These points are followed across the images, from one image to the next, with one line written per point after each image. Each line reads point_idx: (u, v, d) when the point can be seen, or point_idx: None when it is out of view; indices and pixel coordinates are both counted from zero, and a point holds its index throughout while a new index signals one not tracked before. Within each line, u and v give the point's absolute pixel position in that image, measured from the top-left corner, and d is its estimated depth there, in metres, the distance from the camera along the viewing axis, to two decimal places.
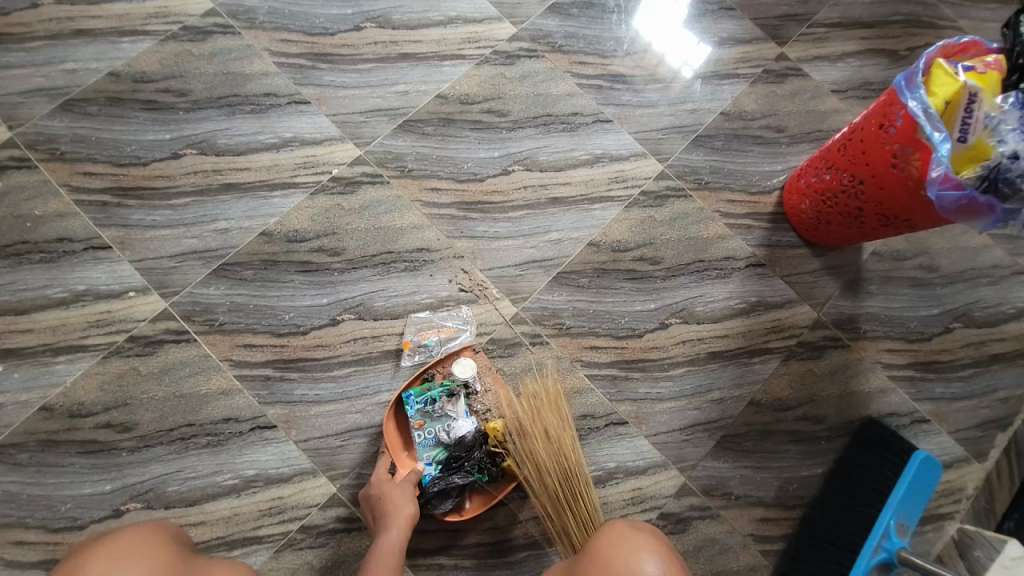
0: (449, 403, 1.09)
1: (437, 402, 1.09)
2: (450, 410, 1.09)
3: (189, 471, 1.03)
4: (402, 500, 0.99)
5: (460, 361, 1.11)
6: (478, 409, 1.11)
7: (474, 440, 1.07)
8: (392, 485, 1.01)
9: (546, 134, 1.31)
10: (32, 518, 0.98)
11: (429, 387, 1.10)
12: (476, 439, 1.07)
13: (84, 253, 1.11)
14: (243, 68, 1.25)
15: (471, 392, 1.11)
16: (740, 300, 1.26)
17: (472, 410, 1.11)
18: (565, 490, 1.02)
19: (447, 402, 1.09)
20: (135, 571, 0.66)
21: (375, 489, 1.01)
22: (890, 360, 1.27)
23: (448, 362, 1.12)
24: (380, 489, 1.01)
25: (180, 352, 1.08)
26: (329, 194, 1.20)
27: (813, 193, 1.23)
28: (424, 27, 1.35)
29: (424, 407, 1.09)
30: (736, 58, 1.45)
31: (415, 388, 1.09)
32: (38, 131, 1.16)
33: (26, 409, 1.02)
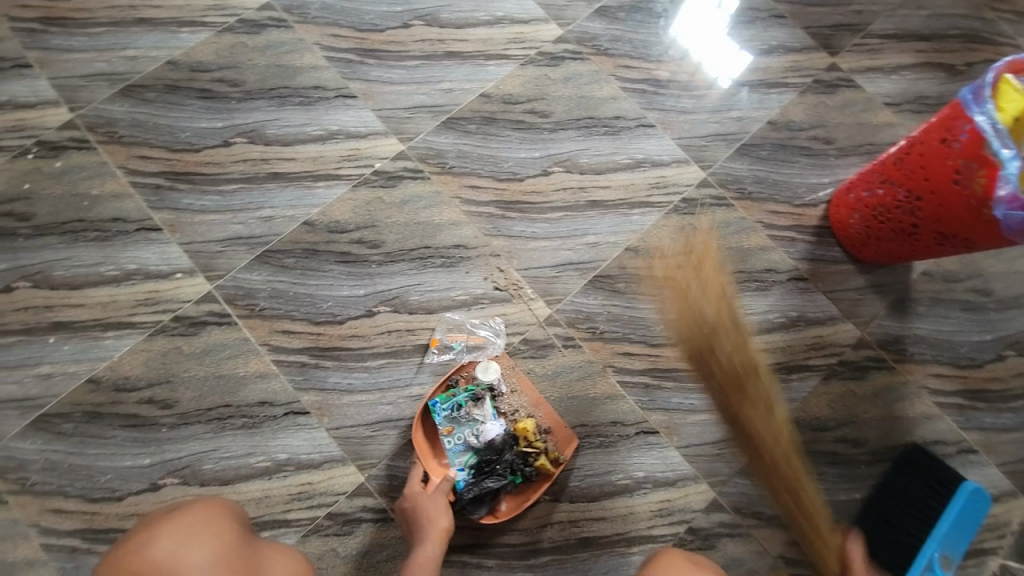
0: (476, 408, 1.10)
1: (463, 408, 1.10)
2: (478, 415, 1.10)
3: (224, 450, 1.05)
4: (436, 513, 1.00)
5: (485, 365, 1.12)
6: (505, 412, 1.11)
7: (503, 443, 1.07)
8: (425, 497, 1.01)
9: (587, 136, 1.31)
10: (72, 487, 1.01)
11: (455, 393, 1.10)
12: (506, 441, 1.07)
13: (136, 233, 1.14)
14: (294, 61, 1.29)
15: (495, 397, 1.12)
16: (780, 314, 1.23)
17: (499, 412, 1.11)
18: (713, 337, 1.00)
19: (473, 407, 1.10)
20: (194, 542, 0.71)
21: (409, 500, 1.01)
22: (937, 385, 1.22)
23: (472, 367, 1.12)
24: (413, 501, 1.01)
25: (221, 334, 1.11)
26: (371, 187, 1.22)
27: (862, 208, 1.19)
28: (471, 26, 1.36)
29: (451, 414, 1.09)
30: (786, 66, 1.42)
31: (441, 396, 1.09)
32: (98, 115, 1.21)
33: (74, 380, 1.06)
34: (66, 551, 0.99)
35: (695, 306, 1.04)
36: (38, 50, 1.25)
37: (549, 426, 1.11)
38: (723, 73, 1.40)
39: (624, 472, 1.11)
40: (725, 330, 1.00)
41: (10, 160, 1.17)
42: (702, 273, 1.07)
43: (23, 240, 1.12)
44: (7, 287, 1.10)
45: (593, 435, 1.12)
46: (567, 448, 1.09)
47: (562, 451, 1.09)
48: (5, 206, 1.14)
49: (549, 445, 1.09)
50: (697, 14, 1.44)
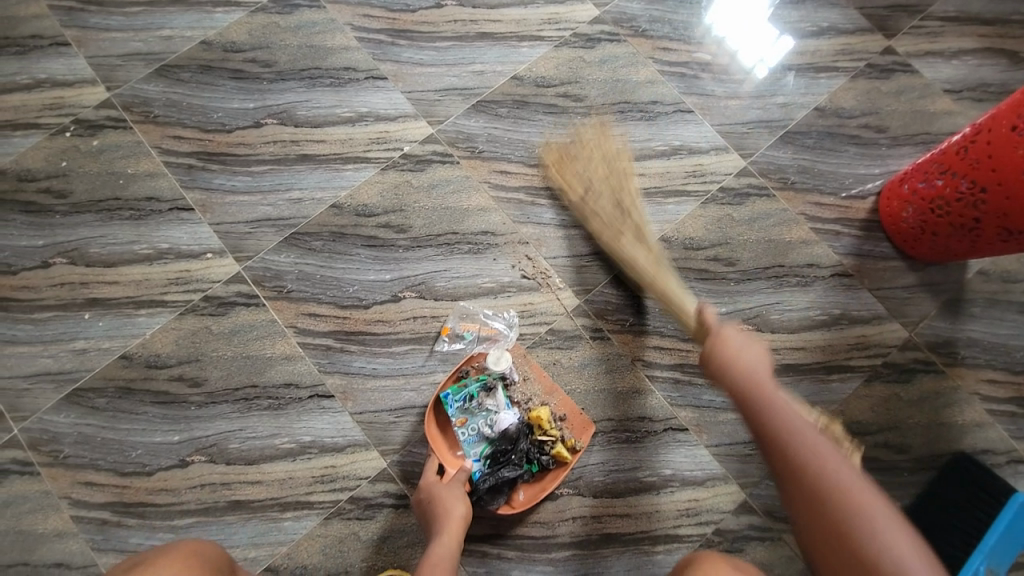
0: (488, 397, 1.08)
1: (475, 399, 1.08)
2: (491, 405, 1.07)
3: (250, 430, 1.06)
4: (453, 500, 0.96)
5: (496, 355, 1.09)
6: (517, 401, 1.09)
7: (518, 431, 1.05)
8: (441, 487, 0.98)
9: (622, 121, 1.26)
10: (103, 461, 1.04)
11: (466, 384, 1.08)
12: (521, 429, 1.05)
13: (169, 213, 1.15)
14: (326, 41, 1.27)
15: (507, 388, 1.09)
16: (822, 311, 1.17)
17: (512, 401, 1.09)
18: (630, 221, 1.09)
19: (486, 397, 1.08)
20: None
21: (425, 491, 0.98)
22: (990, 392, 1.14)
23: (482, 357, 1.09)
24: (430, 491, 0.98)
25: (248, 315, 1.11)
26: (399, 170, 1.20)
27: (917, 200, 1.12)
28: (505, 6, 1.32)
29: (463, 405, 1.07)
30: (836, 50, 1.34)
31: (453, 387, 1.07)
32: (134, 94, 1.22)
33: (108, 355, 1.08)
34: (96, 523, 1.01)
35: (599, 170, 1.13)
36: (77, 29, 1.27)
37: (564, 413, 1.08)
38: (760, 62, 1.32)
39: (651, 469, 1.08)
40: (632, 207, 1.11)
41: (48, 138, 1.19)
42: (611, 150, 1.14)
43: (61, 217, 1.14)
44: (45, 263, 1.12)
45: (619, 430, 1.09)
46: (583, 436, 1.07)
47: (578, 439, 1.07)
48: (44, 183, 1.16)
49: (565, 433, 1.07)
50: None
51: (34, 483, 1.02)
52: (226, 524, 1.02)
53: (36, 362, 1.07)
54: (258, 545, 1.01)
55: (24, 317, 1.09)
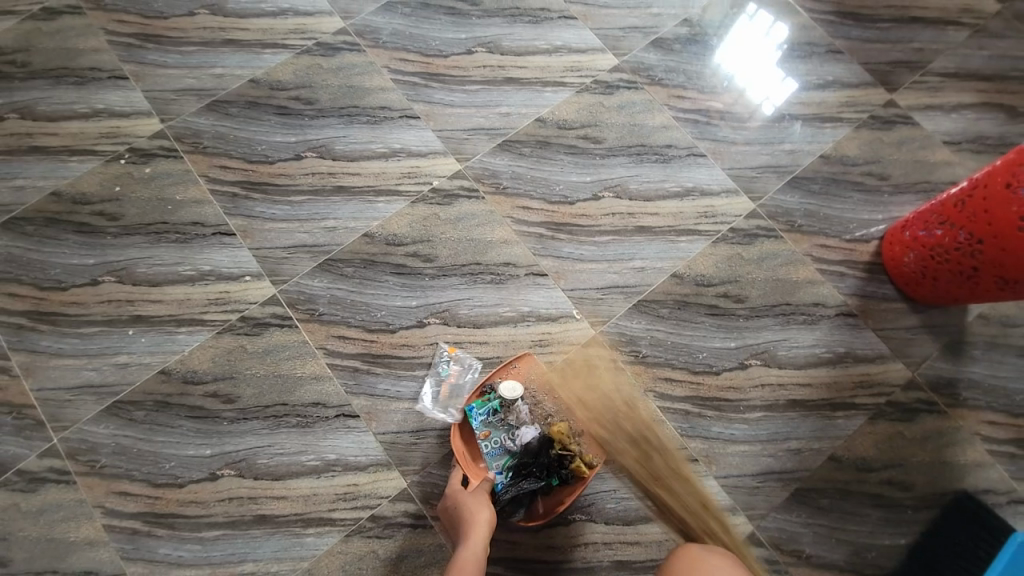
0: (510, 413, 1.12)
1: (498, 413, 1.12)
2: (513, 420, 1.11)
3: (278, 446, 1.11)
4: (477, 506, 1.01)
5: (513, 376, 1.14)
6: (538, 417, 1.13)
7: (540, 445, 1.07)
8: (467, 493, 1.04)
9: (638, 163, 1.34)
10: (137, 472, 1.09)
11: (489, 399, 1.12)
12: (542, 443, 1.07)
13: (212, 237, 1.23)
14: (364, 82, 1.37)
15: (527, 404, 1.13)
16: (827, 349, 1.22)
17: (534, 417, 1.13)
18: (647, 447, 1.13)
19: (508, 413, 1.12)
20: None
21: (451, 498, 1.04)
22: (991, 433, 1.18)
23: (502, 376, 1.14)
24: (455, 498, 1.03)
25: (281, 335, 1.18)
26: (428, 203, 1.28)
27: (918, 246, 1.18)
28: (531, 54, 1.42)
29: (487, 419, 1.11)
30: (841, 102, 1.42)
31: (477, 402, 1.11)
32: (185, 126, 1.32)
33: (148, 370, 1.14)
34: (127, 533, 1.05)
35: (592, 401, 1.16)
36: (136, 65, 1.37)
37: (581, 429, 1.13)
38: (765, 107, 1.41)
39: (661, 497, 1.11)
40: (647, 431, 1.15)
41: (104, 164, 1.28)
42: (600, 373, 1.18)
43: (111, 238, 1.22)
44: (94, 280, 1.19)
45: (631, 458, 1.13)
46: (600, 453, 1.10)
47: (596, 455, 1.10)
48: (97, 206, 1.25)
49: (584, 448, 1.11)
50: (740, 51, 1.46)
51: (70, 492, 1.07)
52: (251, 538, 1.06)
53: (80, 374, 1.13)
54: (280, 559, 1.05)
55: (72, 332, 1.16)
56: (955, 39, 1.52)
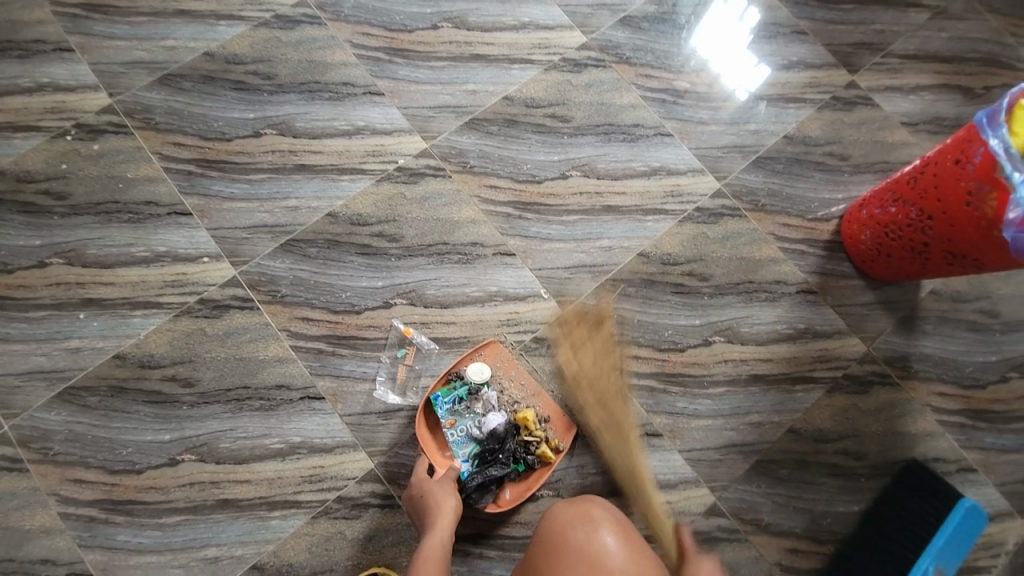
0: (476, 401, 1.12)
1: (464, 401, 1.11)
2: (479, 408, 1.11)
3: (241, 430, 1.09)
4: (444, 495, 1.01)
5: (477, 365, 1.13)
6: (505, 402, 1.13)
7: (506, 431, 1.09)
8: (433, 483, 1.03)
9: (606, 142, 1.34)
10: (93, 459, 1.05)
11: (455, 387, 1.12)
12: (508, 430, 1.09)
13: (167, 217, 1.19)
14: (325, 57, 1.33)
15: (494, 390, 1.13)
16: (788, 325, 1.25)
17: (500, 404, 1.13)
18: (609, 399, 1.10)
19: (474, 400, 1.12)
20: None
21: (417, 488, 1.03)
22: (940, 404, 1.23)
23: (466, 363, 1.13)
24: (422, 487, 1.02)
25: (243, 317, 1.15)
26: (393, 182, 1.25)
27: (874, 224, 1.22)
28: (498, 30, 1.40)
29: (453, 407, 1.11)
30: (805, 82, 1.44)
31: (442, 390, 1.11)
32: (136, 101, 1.26)
33: (101, 355, 1.10)
34: (84, 520, 1.02)
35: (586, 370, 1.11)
36: (80, 36, 1.30)
37: (547, 414, 1.14)
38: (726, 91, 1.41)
39: None
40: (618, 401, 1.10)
41: (48, 141, 1.22)
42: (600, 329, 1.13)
43: (58, 219, 1.17)
44: (41, 263, 1.14)
45: None
46: (566, 436, 1.12)
47: (561, 439, 1.12)
48: (43, 184, 1.19)
49: (550, 433, 1.12)
50: (706, 32, 1.46)
51: (22, 481, 1.03)
52: (215, 522, 1.04)
53: (29, 360, 1.09)
54: (245, 542, 1.04)
55: (18, 316, 1.11)
56: (915, 22, 1.55)
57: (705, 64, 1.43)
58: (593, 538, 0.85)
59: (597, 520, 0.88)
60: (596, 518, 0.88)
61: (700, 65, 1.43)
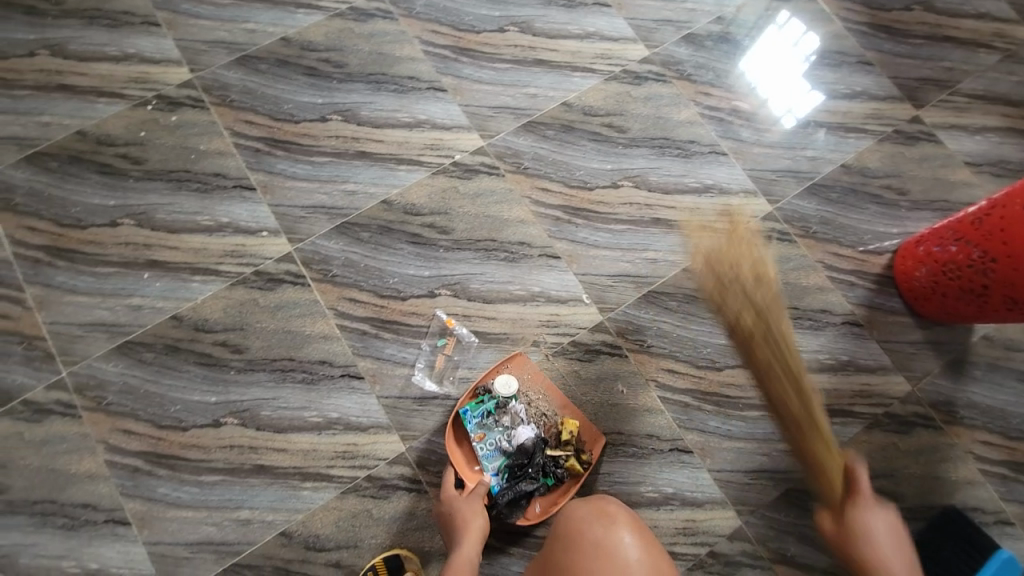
0: (504, 414, 1.13)
1: (493, 414, 1.13)
2: (507, 421, 1.12)
3: (283, 400, 1.13)
4: (473, 512, 1.02)
5: (503, 378, 1.14)
6: (533, 416, 1.14)
7: (535, 446, 1.10)
8: (462, 499, 1.05)
9: (660, 155, 1.34)
10: (142, 412, 1.10)
11: (483, 401, 1.13)
12: (537, 445, 1.10)
13: (232, 190, 1.24)
14: (395, 50, 1.37)
15: (521, 404, 1.14)
16: (830, 355, 1.23)
17: (528, 419, 1.13)
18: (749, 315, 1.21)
19: (502, 413, 1.13)
20: None
21: (446, 504, 1.04)
22: (984, 453, 1.19)
23: (491, 377, 1.14)
24: (452, 502, 1.04)
25: (294, 293, 1.19)
26: (448, 176, 1.29)
27: (932, 262, 1.19)
28: (563, 38, 1.42)
29: (481, 421, 1.12)
30: (867, 113, 1.42)
31: (470, 404, 1.12)
32: (214, 78, 1.32)
33: (159, 315, 1.16)
34: (128, 470, 1.07)
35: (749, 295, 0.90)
36: (169, 13, 1.37)
37: (577, 423, 1.13)
38: (784, 117, 1.40)
39: (654, 484, 1.13)
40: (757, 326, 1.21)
41: (131, 108, 1.29)
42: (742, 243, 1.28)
43: (132, 182, 1.23)
44: (113, 222, 1.20)
45: (628, 444, 1.15)
46: (596, 449, 1.12)
47: (591, 451, 1.11)
48: (121, 148, 1.26)
49: (579, 446, 1.12)
50: (769, 56, 1.46)
51: (75, 426, 1.09)
52: (250, 486, 1.08)
53: (92, 313, 1.15)
54: (276, 509, 1.07)
55: (87, 270, 1.17)
56: (986, 62, 1.52)
57: (765, 87, 1.43)
58: (610, 534, 0.84)
59: (615, 519, 0.87)
60: (614, 516, 0.87)
61: (760, 87, 1.43)
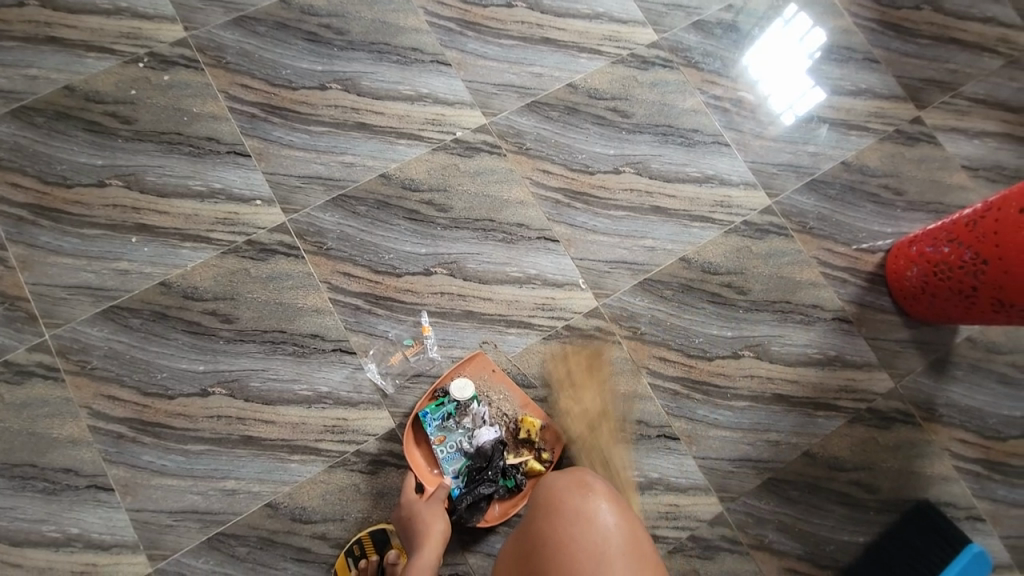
0: (465, 416, 1.10)
1: (453, 417, 1.10)
2: (468, 423, 1.10)
3: (273, 372, 1.11)
4: (431, 517, 0.99)
5: (459, 382, 1.11)
6: (495, 417, 1.12)
7: (494, 449, 1.07)
8: (421, 504, 1.01)
9: (663, 143, 1.33)
10: (128, 378, 1.08)
11: (443, 403, 1.10)
12: (496, 448, 1.08)
13: (226, 155, 1.21)
14: (399, 20, 1.34)
15: (482, 405, 1.12)
16: (818, 351, 1.25)
17: (490, 420, 1.12)
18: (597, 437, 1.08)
19: (463, 415, 1.10)
20: None
21: (405, 508, 1.01)
22: (960, 450, 1.22)
23: (449, 380, 1.12)
24: (410, 509, 1.01)
25: (287, 264, 1.17)
26: (448, 153, 1.27)
27: (923, 261, 1.21)
28: (571, 17, 1.39)
29: (441, 423, 1.09)
30: (870, 111, 1.43)
31: (430, 406, 1.10)
32: (209, 39, 1.28)
33: (148, 280, 1.13)
34: (112, 436, 1.05)
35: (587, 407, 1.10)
36: None
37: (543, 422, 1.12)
38: (787, 110, 1.40)
39: (639, 470, 1.14)
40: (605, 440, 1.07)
41: (121, 65, 1.24)
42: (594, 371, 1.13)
43: (122, 142, 1.19)
44: (100, 182, 1.17)
45: None
46: (557, 450, 1.11)
47: (553, 450, 1.11)
48: (110, 107, 1.21)
49: (541, 445, 1.11)
50: (776, 48, 1.44)
51: (57, 389, 1.07)
52: (236, 456, 1.07)
53: (77, 275, 1.12)
54: (263, 480, 1.06)
55: (72, 231, 1.14)
56: (989, 67, 1.52)
57: (772, 79, 1.42)
58: (588, 502, 0.80)
59: (594, 487, 0.84)
60: (593, 485, 0.83)
61: (765, 79, 1.41)
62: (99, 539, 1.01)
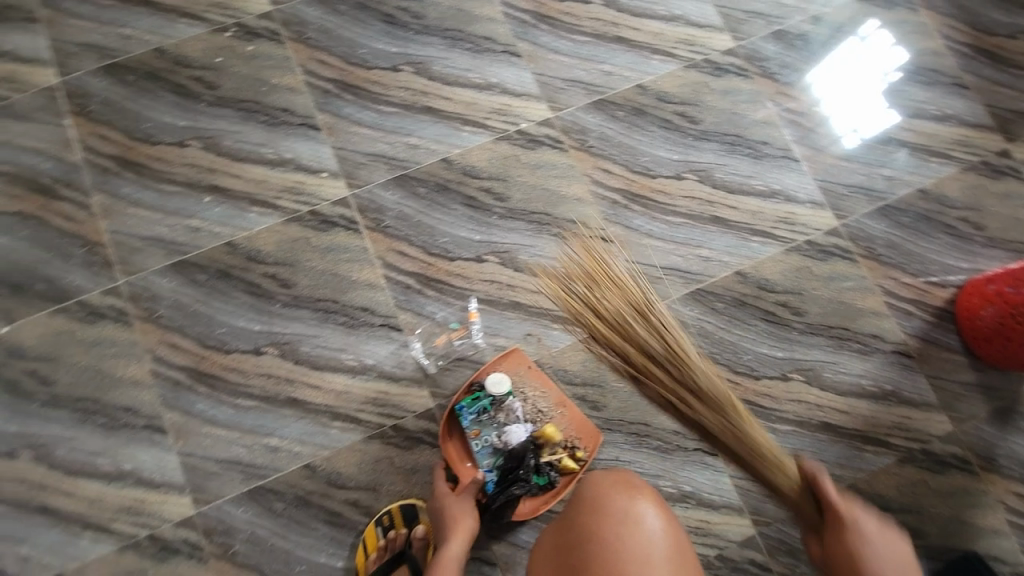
0: (500, 412, 1.10)
1: (488, 412, 1.10)
2: (502, 419, 1.10)
3: (323, 339, 1.15)
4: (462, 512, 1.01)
5: (494, 377, 1.09)
6: (529, 414, 1.11)
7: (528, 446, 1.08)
8: (454, 497, 1.03)
9: (729, 153, 1.30)
10: (190, 329, 1.14)
11: (478, 397, 1.10)
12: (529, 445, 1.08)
13: (298, 127, 1.25)
14: (474, 9, 1.35)
15: (517, 401, 1.11)
16: (874, 383, 1.19)
17: (524, 417, 1.11)
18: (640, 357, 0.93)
19: (498, 411, 1.10)
20: None
21: (438, 499, 1.03)
22: (1019, 506, 1.15)
23: (485, 374, 1.11)
24: (442, 499, 1.03)
25: (345, 237, 1.20)
26: (511, 143, 1.27)
27: (1001, 302, 1.13)
28: (646, 17, 1.37)
29: (477, 418, 1.09)
30: (955, 139, 1.35)
31: (466, 400, 1.10)
32: (294, 13, 1.32)
33: (216, 239, 1.18)
34: (170, 382, 1.11)
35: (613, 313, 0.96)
36: None
37: (577, 422, 1.11)
38: (863, 130, 1.34)
39: (673, 481, 1.12)
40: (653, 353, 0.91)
41: (210, 33, 1.30)
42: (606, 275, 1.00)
43: (204, 106, 1.25)
44: (181, 142, 1.23)
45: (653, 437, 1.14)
46: (592, 450, 1.09)
47: (587, 449, 1.09)
48: (197, 71, 1.27)
49: (575, 444, 1.10)
50: (857, 66, 1.39)
51: (125, 332, 1.13)
52: (281, 416, 1.11)
53: (153, 228, 1.18)
54: (304, 442, 1.10)
55: (152, 185, 1.20)
56: None
57: (841, 98, 1.36)
58: (635, 505, 0.80)
59: (640, 490, 0.83)
60: (638, 489, 0.83)
61: (843, 97, 1.36)
62: (150, 477, 1.07)
